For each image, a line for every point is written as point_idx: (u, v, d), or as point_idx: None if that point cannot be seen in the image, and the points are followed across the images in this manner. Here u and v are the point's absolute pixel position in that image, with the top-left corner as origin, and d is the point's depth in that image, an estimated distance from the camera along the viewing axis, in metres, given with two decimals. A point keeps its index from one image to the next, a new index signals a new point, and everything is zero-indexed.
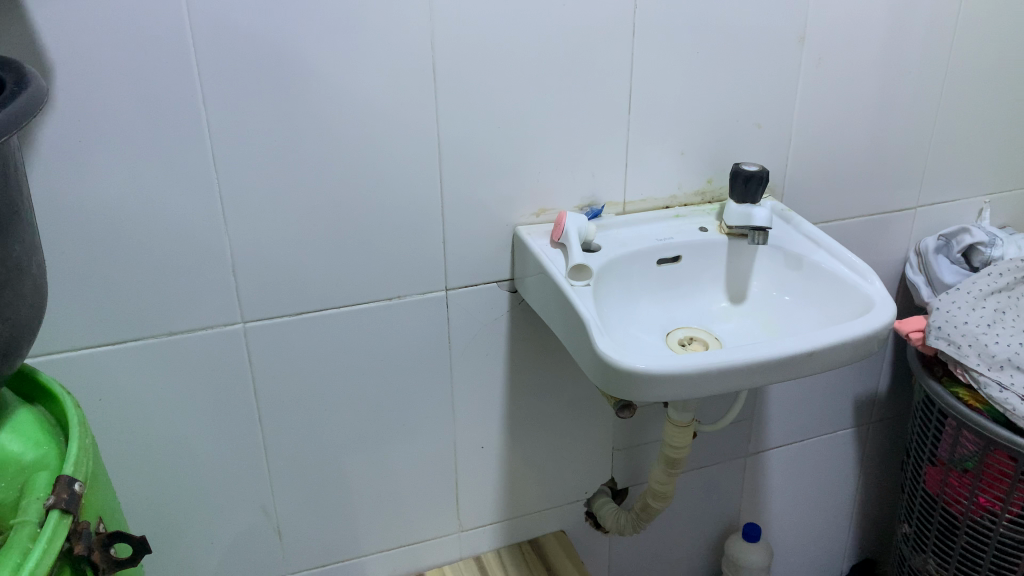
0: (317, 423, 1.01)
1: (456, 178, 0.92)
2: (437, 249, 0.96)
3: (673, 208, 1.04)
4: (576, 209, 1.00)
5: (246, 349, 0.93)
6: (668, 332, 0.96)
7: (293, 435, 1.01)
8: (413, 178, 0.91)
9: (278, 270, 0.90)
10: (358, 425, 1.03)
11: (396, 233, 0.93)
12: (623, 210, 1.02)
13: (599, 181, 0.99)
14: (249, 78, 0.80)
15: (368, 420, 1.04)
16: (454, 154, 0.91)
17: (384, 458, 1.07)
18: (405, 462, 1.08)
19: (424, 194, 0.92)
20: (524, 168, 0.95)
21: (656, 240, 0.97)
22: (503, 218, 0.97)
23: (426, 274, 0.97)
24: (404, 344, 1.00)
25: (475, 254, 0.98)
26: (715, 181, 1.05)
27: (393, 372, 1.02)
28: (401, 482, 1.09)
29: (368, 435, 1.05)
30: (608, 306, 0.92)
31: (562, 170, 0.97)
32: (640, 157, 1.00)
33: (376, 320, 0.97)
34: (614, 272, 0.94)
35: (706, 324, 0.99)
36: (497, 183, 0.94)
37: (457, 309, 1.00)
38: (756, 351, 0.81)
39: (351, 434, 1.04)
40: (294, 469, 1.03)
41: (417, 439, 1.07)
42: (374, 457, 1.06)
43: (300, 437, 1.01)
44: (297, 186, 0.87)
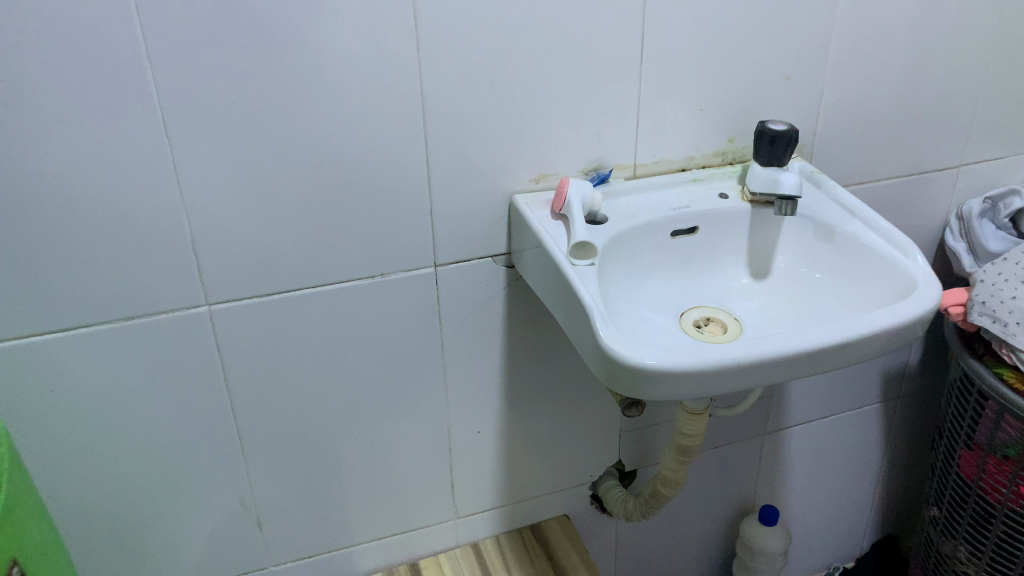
0: (296, 409, 0.93)
1: (444, 141, 0.82)
2: (424, 221, 0.85)
3: (689, 171, 0.93)
4: (581, 173, 0.89)
5: (213, 333, 0.84)
6: (682, 313, 0.87)
7: (272, 423, 0.93)
8: (395, 143, 0.80)
9: (245, 247, 0.81)
10: (341, 411, 0.95)
11: (376, 205, 0.83)
12: (633, 174, 0.91)
13: (607, 143, 0.88)
14: (199, 31, 0.69)
15: (354, 406, 0.95)
16: (441, 114, 0.80)
17: (371, 444, 0.99)
18: (394, 447, 1.00)
19: (407, 161, 0.82)
20: (520, 129, 0.84)
21: (669, 209, 0.87)
22: (497, 184, 0.86)
23: (411, 248, 0.87)
24: (390, 325, 0.91)
25: (467, 225, 0.87)
26: (737, 141, 0.93)
27: (377, 354, 0.93)
28: (391, 469, 1.01)
29: (352, 421, 0.96)
30: (617, 287, 0.83)
31: (565, 130, 0.86)
32: (653, 114, 0.88)
33: (357, 300, 0.88)
34: (620, 248, 0.84)
35: (724, 303, 0.89)
36: (491, 148, 0.84)
37: (448, 286, 0.90)
38: (782, 343, 0.71)
39: (334, 420, 0.96)
40: (273, 459, 0.95)
41: (407, 423, 0.99)
42: (361, 443, 0.98)
43: (278, 425, 0.93)
44: (262, 155, 0.77)
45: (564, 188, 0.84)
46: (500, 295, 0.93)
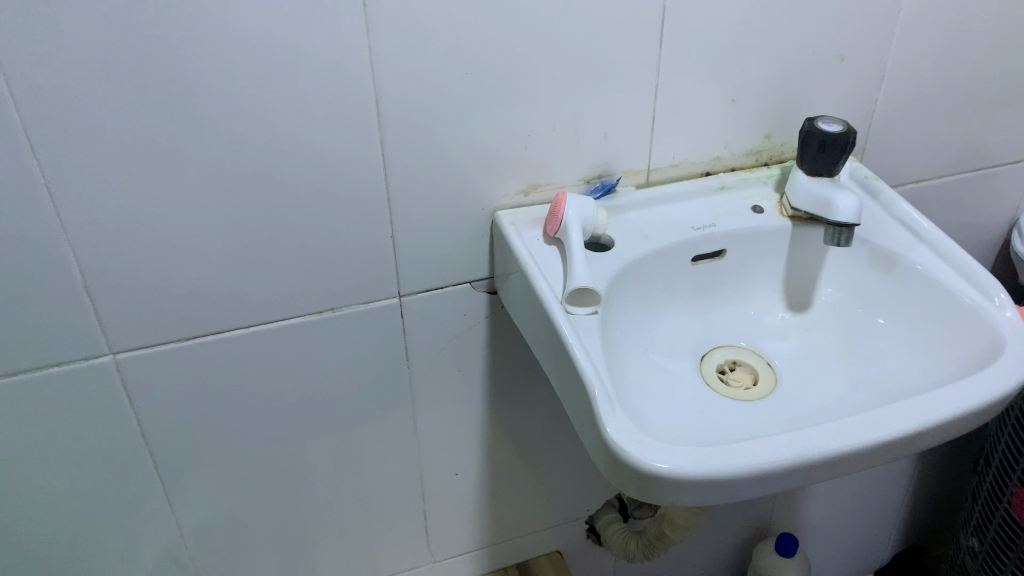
0: (235, 460, 0.78)
1: (404, 148, 0.64)
2: (382, 245, 0.68)
3: (715, 176, 0.75)
4: (581, 182, 0.71)
5: (122, 386, 0.68)
6: (703, 360, 0.71)
7: (207, 478, 0.77)
8: (341, 154, 0.62)
9: (153, 285, 0.64)
10: (289, 458, 0.80)
11: (320, 228, 0.66)
12: (646, 181, 0.73)
13: (613, 145, 0.70)
14: (61, 15, 0.51)
15: (307, 453, 0.80)
16: (400, 116, 0.62)
17: (329, 491, 0.84)
18: (357, 493, 0.85)
19: (358, 175, 0.64)
20: (503, 131, 0.66)
21: (691, 231, 0.69)
22: (475, 199, 0.68)
23: (368, 277, 0.70)
24: (345, 364, 0.75)
25: (438, 249, 0.70)
26: (775, 136, 0.75)
27: (331, 395, 0.77)
28: (353, 515, 0.87)
29: (303, 468, 0.81)
30: (622, 335, 0.66)
31: (561, 132, 0.67)
32: (673, 109, 0.70)
33: (302, 338, 0.72)
34: (627, 283, 0.67)
35: (755, 345, 0.72)
36: (466, 156, 0.66)
37: (416, 319, 0.74)
38: (836, 435, 0.55)
39: (284, 470, 0.80)
40: (212, 517, 0.80)
41: (371, 468, 0.84)
42: (316, 490, 0.83)
43: (216, 480, 0.78)
44: (165, 174, 0.59)
45: (561, 208, 0.67)
46: (480, 325, 0.76)
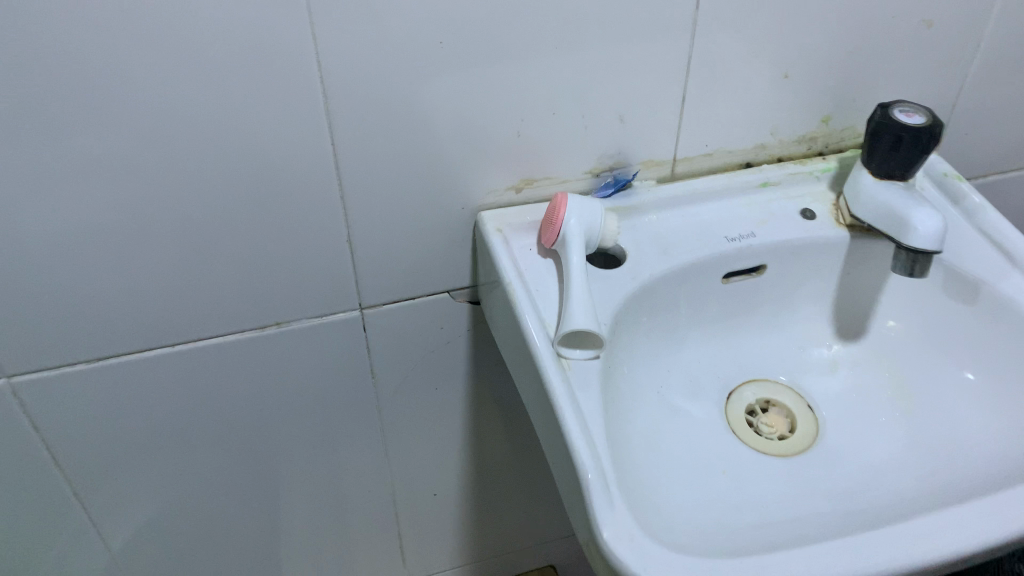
0: (173, 489, 0.66)
1: (360, 137, 0.50)
2: (337, 252, 0.55)
3: (757, 168, 0.60)
4: (590, 175, 0.57)
5: (24, 411, 0.57)
6: (729, 403, 0.58)
7: (143, 508, 0.67)
8: (280, 146, 0.49)
9: (51, 299, 0.52)
10: (238, 484, 0.68)
11: (258, 233, 0.53)
12: (671, 174, 0.59)
13: (631, 134, 0.55)
14: None
15: (262, 479, 0.69)
16: (354, 100, 0.48)
17: (288, 515, 0.73)
18: (321, 516, 0.74)
19: (303, 171, 0.50)
20: (489, 116, 0.51)
21: (723, 242, 0.56)
22: (453, 198, 0.55)
23: (321, 288, 0.57)
24: (299, 385, 0.63)
25: (408, 256, 0.57)
26: (834, 120, 0.60)
27: (284, 418, 0.65)
28: (318, 537, 0.76)
29: (256, 495, 0.70)
30: (628, 377, 0.53)
31: (565, 117, 0.53)
32: (708, 90, 0.55)
33: (243, 356, 0.59)
34: (639, 310, 0.54)
35: (793, 382, 0.59)
36: (441, 146, 0.52)
37: (383, 335, 0.61)
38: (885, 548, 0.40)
39: (236, 498, 0.69)
40: (153, 547, 0.70)
41: (336, 492, 0.72)
42: (274, 515, 0.72)
43: (155, 509, 0.67)
44: (49, 171, 0.46)
45: (562, 208, 0.53)
46: (461, 339, 0.64)
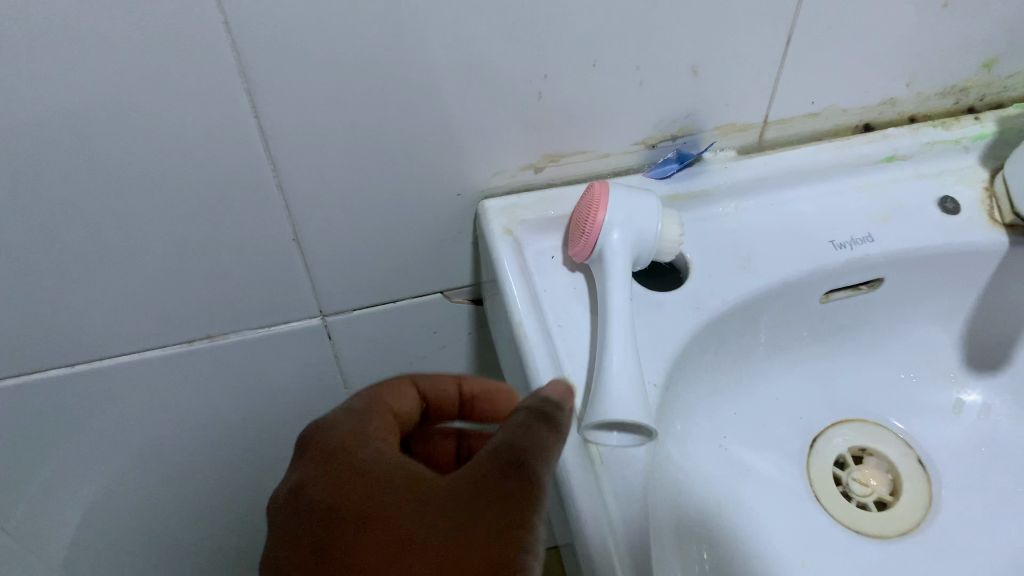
0: (105, 520, 0.53)
1: (296, 111, 0.33)
2: (282, 252, 0.40)
3: (880, 133, 0.42)
4: (642, 148, 0.40)
5: None
6: (811, 458, 0.43)
7: (67, 546, 0.53)
8: (182, 132, 0.32)
9: None
10: (189, 507, 0.55)
11: (171, 237, 0.37)
12: (757, 142, 0.41)
13: (705, 94, 0.38)
14: None
15: (221, 500, 0.56)
16: (288, 70, 0.31)
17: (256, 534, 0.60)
18: None
19: (224, 163, 0.34)
20: (496, 77, 0.34)
21: (827, 252, 0.39)
22: (444, 180, 0.38)
23: (266, 293, 0.42)
24: (254, 400, 0.49)
25: (381, 252, 0.41)
26: (1001, 66, 0.41)
27: (239, 434, 0.52)
28: None
29: (214, 516, 0.57)
30: (683, 443, 0.38)
31: (609, 73, 0.35)
32: (824, 35, 0.37)
33: (175, 375, 0.45)
34: (700, 349, 0.38)
35: (899, 429, 0.44)
36: (424, 116, 0.35)
37: (356, 343, 0.46)
38: None
39: (189, 522, 0.57)
40: None
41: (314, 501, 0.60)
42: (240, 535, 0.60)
43: (85, 545, 0.54)
44: None
45: (601, 214, 0.36)
46: (458, 342, 0.49)
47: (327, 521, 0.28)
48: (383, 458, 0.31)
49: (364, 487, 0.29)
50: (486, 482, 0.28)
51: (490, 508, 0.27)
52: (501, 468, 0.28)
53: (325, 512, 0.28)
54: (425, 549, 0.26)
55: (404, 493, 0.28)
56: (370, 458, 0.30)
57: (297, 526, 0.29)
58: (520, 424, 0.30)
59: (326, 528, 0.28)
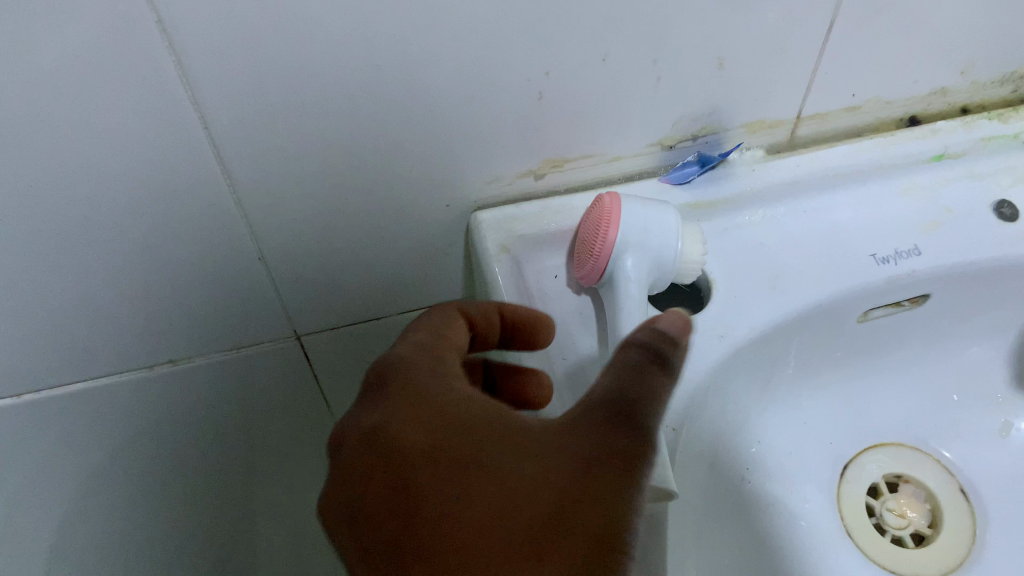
0: None
1: (255, 121, 0.28)
2: (248, 268, 0.35)
3: (928, 127, 0.37)
4: (659, 148, 0.35)
5: None
6: (844, 488, 0.39)
7: None
8: (120, 146, 0.27)
9: None
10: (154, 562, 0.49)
11: (122, 258, 0.33)
12: (789, 139, 0.36)
13: (734, 89, 0.33)
14: None
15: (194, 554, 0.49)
16: (241, 72, 0.26)
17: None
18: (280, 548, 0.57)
19: (174, 178, 0.29)
20: (489, 75, 0.29)
21: (868, 269, 0.35)
22: (430, 189, 0.34)
23: (233, 312, 0.37)
24: (230, 418, 0.45)
25: (359, 261, 0.37)
26: None
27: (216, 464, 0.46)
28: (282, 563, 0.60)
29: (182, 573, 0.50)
30: (706, 487, 0.34)
31: (621, 69, 0.30)
32: (874, 19, 0.31)
33: (138, 400, 0.41)
34: (725, 381, 0.34)
35: (940, 456, 0.40)
36: (406, 120, 0.30)
37: (334, 356, 0.44)
38: None
39: None
40: None
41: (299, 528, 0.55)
42: None
43: None
44: None
45: (611, 234, 0.31)
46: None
47: (420, 464, 0.21)
48: (471, 394, 0.23)
49: (461, 423, 0.22)
50: (604, 434, 0.21)
51: (628, 457, 0.21)
52: (618, 418, 0.22)
53: (414, 456, 0.21)
54: (561, 505, 0.20)
55: (515, 431, 0.22)
56: (461, 393, 0.23)
57: (382, 476, 0.21)
58: (634, 365, 0.24)
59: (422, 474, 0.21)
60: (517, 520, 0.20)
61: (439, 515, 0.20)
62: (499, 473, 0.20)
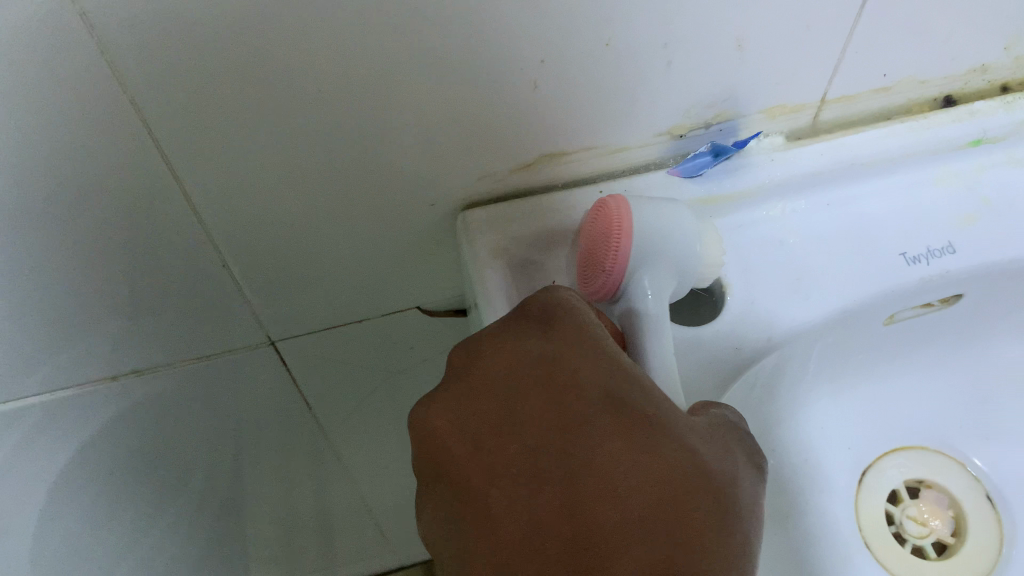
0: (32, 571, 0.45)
1: (202, 118, 0.25)
2: (213, 270, 0.32)
3: (963, 108, 0.33)
4: (670, 136, 0.31)
5: None
6: (861, 493, 0.36)
7: None
8: (52, 147, 0.24)
9: None
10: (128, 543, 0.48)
11: (71, 268, 0.29)
12: (811, 124, 0.33)
13: (750, 74, 0.29)
14: None
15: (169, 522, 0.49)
16: (180, 62, 0.22)
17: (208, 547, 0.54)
18: (263, 525, 0.56)
19: (119, 180, 0.26)
20: (474, 64, 0.25)
21: (897, 269, 0.31)
22: (412, 187, 0.30)
23: (201, 318, 0.34)
24: (205, 419, 0.42)
25: (337, 262, 0.34)
26: None
27: (191, 456, 0.45)
28: (267, 542, 0.59)
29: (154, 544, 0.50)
30: None
31: (624, 55, 0.26)
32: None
33: (104, 407, 0.38)
34: (743, 399, 0.31)
35: (964, 459, 0.38)
36: (380, 115, 0.26)
37: (319, 356, 0.40)
38: None
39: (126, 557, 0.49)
40: None
41: (285, 500, 0.55)
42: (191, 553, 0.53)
43: None
44: None
45: (625, 245, 0.27)
46: (430, 340, 0.42)
47: (590, 403, 0.21)
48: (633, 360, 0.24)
49: (628, 377, 0.22)
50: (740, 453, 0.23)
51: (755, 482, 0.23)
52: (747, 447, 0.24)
53: (588, 408, 0.21)
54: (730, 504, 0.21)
55: (674, 404, 0.22)
56: (620, 350, 0.24)
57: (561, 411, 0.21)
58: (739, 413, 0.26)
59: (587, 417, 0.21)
60: (692, 506, 0.20)
61: (600, 457, 0.20)
62: (665, 441, 0.21)
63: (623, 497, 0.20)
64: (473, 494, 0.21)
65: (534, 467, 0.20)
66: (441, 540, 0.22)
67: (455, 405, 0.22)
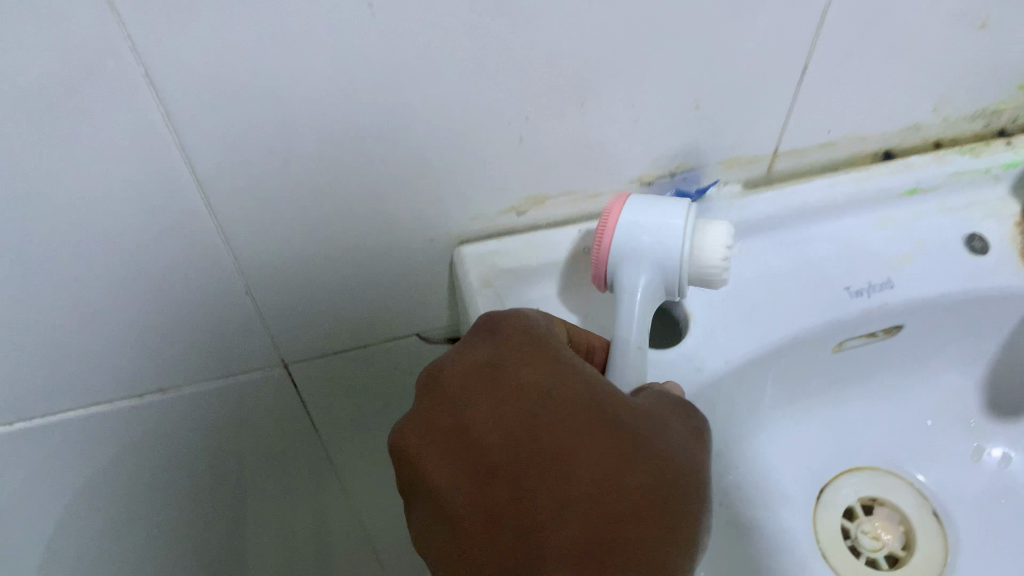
0: None
1: (243, 168, 0.29)
2: (237, 300, 0.36)
3: (899, 162, 0.38)
4: (639, 184, 0.35)
5: None
6: (818, 507, 0.40)
7: None
8: (113, 191, 0.28)
9: None
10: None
11: (115, 296, 0.33)
12: (767, 175, 0.37)
13: (708, 133, 0.34)
14: None
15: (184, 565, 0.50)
16: (229, 123, 0.27)
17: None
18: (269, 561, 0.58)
19: (164, 221, 0.30)
20: (470, 121, 0.30)
21: (843, 301, 0.35)
22: (414, 227, 0.34)
23: (222, 342, 0.38)
24: (218, 440, 0.45)
25: (345, 293, 0.38)
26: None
27: (205, 481, 0.48)
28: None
29: None
30: None
31: (599, 115, 0.31)
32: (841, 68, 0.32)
33: (129, 425, 0.41)
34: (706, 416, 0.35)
35: (915, 479, 0.41)
36: (390, 164, 0.31)
37: (323, 380, 0.44)
38: None
39: None
40: None
41: (288, 531, 0.57)
42: None
43: None
44: None
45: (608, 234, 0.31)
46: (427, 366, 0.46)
47: (529, 400, 0.25)
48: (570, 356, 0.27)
49: (562, 373, 0.26)
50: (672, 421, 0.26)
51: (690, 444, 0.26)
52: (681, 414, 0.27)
53: (528, 405, 0.25)
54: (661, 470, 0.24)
55: (605, 388, 0.26)
56: (560, 348, 0.28)
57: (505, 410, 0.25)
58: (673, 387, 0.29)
59: (527, 415, 0.25)
60: (624, 479, 0.24)
61: (544, 447, 0.24)
62: (596, 424, 0.25)
63: (567, 479, 0.24)
64: (441, 495, 0.25)
65: (488, 462, 0.24)
66: (424, 542, 0.25)
67: (419, 421, 0.26)
